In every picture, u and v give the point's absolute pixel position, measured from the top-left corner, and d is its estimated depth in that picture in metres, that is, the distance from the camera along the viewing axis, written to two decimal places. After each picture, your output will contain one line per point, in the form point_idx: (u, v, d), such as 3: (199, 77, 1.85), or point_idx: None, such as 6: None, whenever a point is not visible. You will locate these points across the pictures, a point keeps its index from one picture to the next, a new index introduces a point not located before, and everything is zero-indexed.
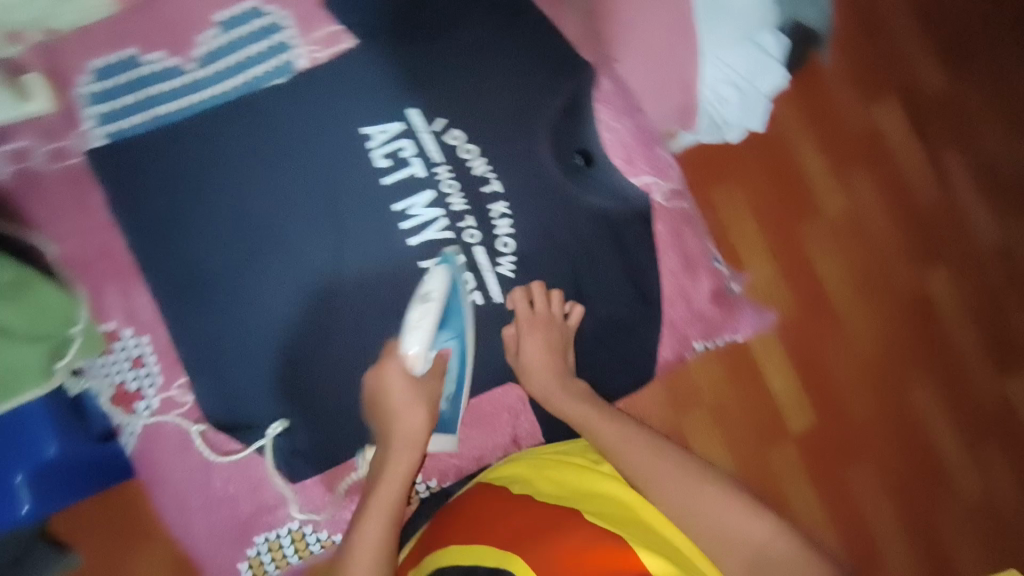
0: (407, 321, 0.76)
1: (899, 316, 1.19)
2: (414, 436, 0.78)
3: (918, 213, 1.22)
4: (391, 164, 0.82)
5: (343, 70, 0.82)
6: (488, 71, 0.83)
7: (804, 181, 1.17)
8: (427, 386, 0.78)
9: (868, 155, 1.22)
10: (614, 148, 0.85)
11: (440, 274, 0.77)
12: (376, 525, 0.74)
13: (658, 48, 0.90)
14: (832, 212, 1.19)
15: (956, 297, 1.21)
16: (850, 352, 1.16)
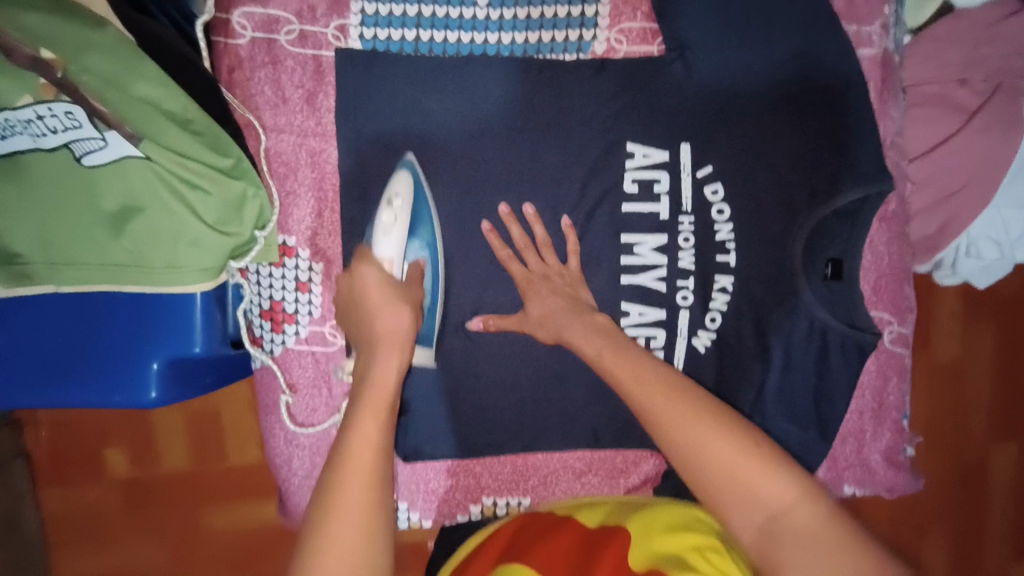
0: (377, 223, 0.67)
1: (954, 467, 1.43)
2: (398, 337, 0.58)
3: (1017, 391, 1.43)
4: (638, 193, 0.74)
5: (638, 72, 0.72)
6: (782, 135, 0.74)
7: (932, 323, 1.39)
8: (405, 288, 0.63)
9: (1002, 317, 1.41)
10: (866, 269, 0.77)
11: (405, 179, 0.69)
12: (372, 425, 0.51)
13: (947, 179, 0.81)
14: (943, 357, 1.40)
15: (1011, 472, 1.44)
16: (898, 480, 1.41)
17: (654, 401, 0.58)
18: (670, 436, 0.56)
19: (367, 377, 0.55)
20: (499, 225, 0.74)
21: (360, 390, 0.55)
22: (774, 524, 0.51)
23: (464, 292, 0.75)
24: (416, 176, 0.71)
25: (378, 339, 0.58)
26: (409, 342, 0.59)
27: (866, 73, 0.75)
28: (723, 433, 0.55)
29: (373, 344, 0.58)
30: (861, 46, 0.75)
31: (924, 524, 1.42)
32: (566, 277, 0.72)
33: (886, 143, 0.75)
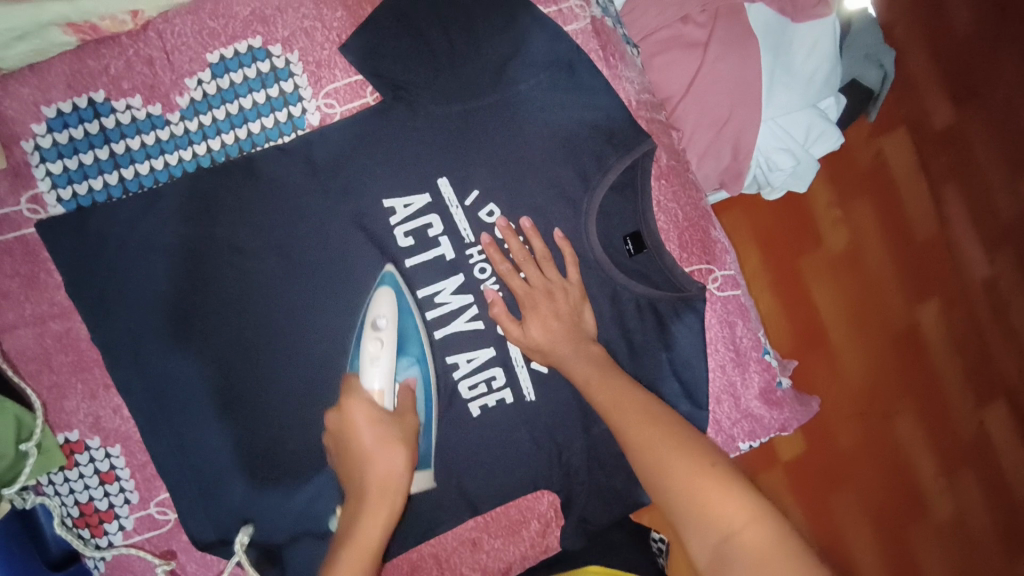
0: (363, 352, 0.67)
1: (890, 342, 1.46)
2: (391, 483, 0.61)
3: (915, 248, 1.49)
4: (416, 244, 0.71)
5: (366, 130, 0.69)
6: (532, 135, 0.72)
7: (813, 219, 1.41)
8: (398, 420, 0.65)
9: (874, 185, 1.46)
10: (666, 230, 0.76)
11: (387, 295, 0.69)
12: (356, 565, 0.57)
13: (711, 113, 0.82)
14: (837, 245, 1.43)
15: (940, 325, 1.49)
16: (844, 378, 1.43)
17: (633, 429, 0.61)
18: (645, 462, 0.59)
19: (356, 525, 0.59)
20: (290, 332, 0.69)
21: (344, 539, 0.59)
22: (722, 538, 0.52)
23: (277, 411, 0.69)
24: (399, 286, 0.70)
25: (372, 486, 0.61)
26: (401, 487, 0.62)
27: (584, 47, 0.74)
28: (688, 458, 0.57)
29: (364, 498, 0.61)
30: (566, 22, 0.74)
31: (885, 406, 1.45)
32: (569, 295, 0.71)
33: (633, 107, 0.75)
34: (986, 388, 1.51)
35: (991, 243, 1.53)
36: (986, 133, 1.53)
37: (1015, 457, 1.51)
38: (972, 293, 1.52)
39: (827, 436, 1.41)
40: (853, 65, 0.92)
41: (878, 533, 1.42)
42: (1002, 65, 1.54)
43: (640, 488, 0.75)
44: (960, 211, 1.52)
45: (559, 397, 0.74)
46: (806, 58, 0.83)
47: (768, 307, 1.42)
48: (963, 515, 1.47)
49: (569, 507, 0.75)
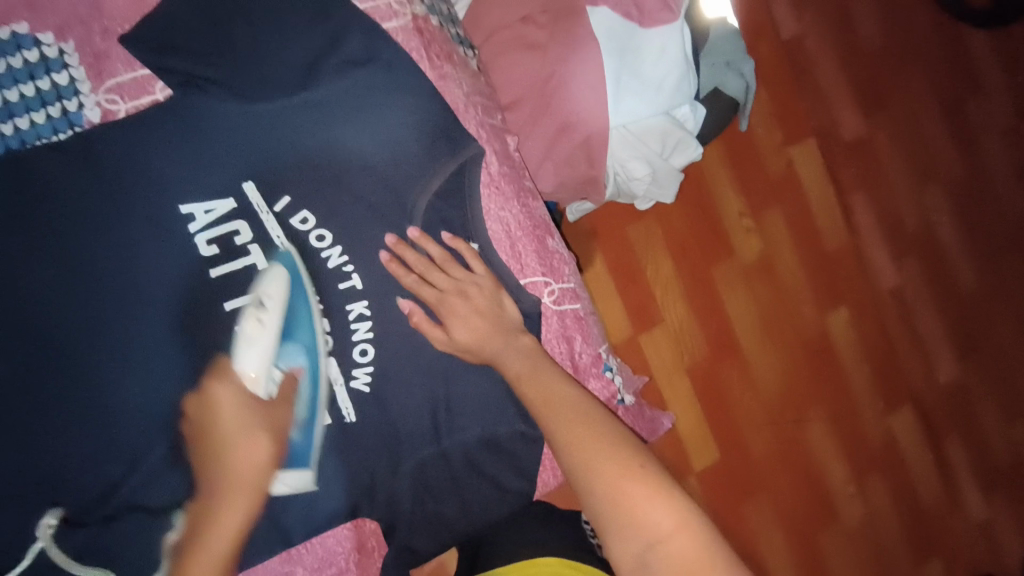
0: (237, 334, 0.64)
1: (802, 351, 1.46)
2: (249, 476, 0.63)
3: (825, 256, 1.50)
4: (221, 254, 0.65)
5: (157, 126, 0.63)
6: (350, 138, 0.67)
7: (721, 228, 1.41)
8: (267, 411, 0.65)
9: (784, 194, 1.46)
10: (498, 240, 0.72)
11: (279, 277, 0.66)
12: (209, 568, 0.62)
13: (557, 117, 0.79)
14: (745, 253, 1.43)
15: (851, 333, 1.50)
16: (756, 386, 1.42)
17: (565, 430, 0.59)
18: (574, 464, 0.57)
19: (211, 519, 0.62)
20: (68, 351, 0.61)
21: (205, 513, 0.62)
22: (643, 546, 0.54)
23: (51, 442, 0.60)
24: (295, 270, 0.66)
25: (235, 480, 0.63)
26: (263, 476, 0.64)
27: (406, 45, 0.70)
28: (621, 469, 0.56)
29: (221, 486, 0.63)
30: (384, 20, 0.69)
31: (797, 414, 1.44)
32: (484, 290, 0.68)
33: (461, 109, 0.71)
34: (895, 395, 1.53)
35: (898, 253, 1.55)
36: (892, 143, 1.56)
37: (924, 463, 1.53)
38: (882, 301, 1.54)
39: (741, 445, 1.39)
40: (715, 74, 0.91)
41: (792, 543, 1.41)
42: (904, 79, 1.57)
43: (471, 516, 0.73)
44: (868, 219, 1.54)
45: (384, 418, 0.69)
46: (655, 65, 0.81)
47: (682, 315, 1.37)
48: (874, 522, 1.47)
49: (392, 531, 0.71)
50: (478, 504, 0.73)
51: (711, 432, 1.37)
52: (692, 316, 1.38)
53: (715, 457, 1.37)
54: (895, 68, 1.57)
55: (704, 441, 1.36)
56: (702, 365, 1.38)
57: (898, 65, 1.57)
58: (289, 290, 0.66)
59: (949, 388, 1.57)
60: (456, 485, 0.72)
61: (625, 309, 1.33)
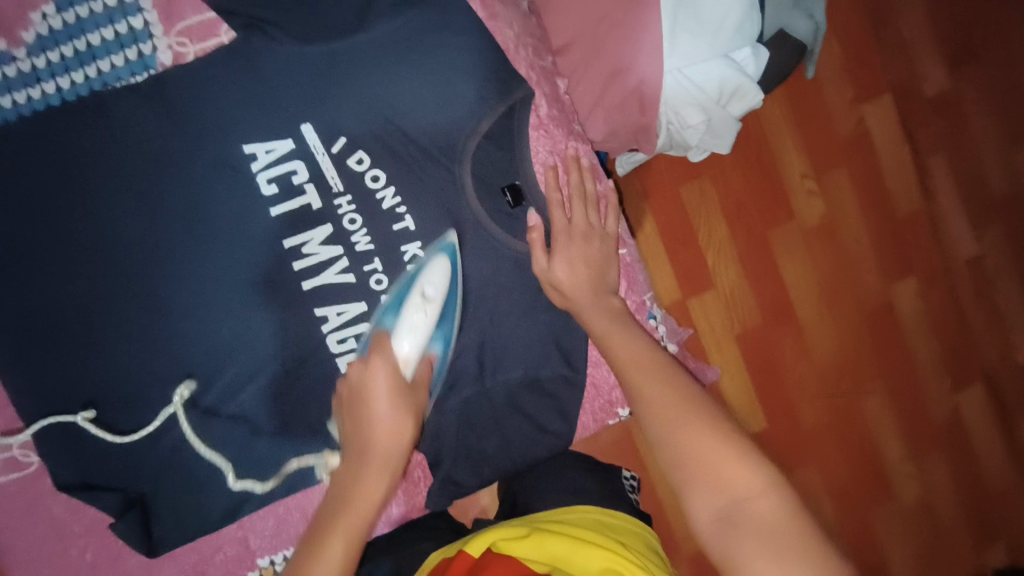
0: (407, 309, 0.67)
1: (863, 320, 1.40)
2: (367, 513, 0.59)
3: (897, 221, 1.41)
4: (280, 193, 0.68)
5: (222, 69, 0.66)
6: (402, 79, 0.68)
7: (783, 189, 1.34)
8: (413, 394, 0.65)
9: (854, 154, 1.38)
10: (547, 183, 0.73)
11: (441, 266, 0.69)
12: (340, 547, 0.56)
13: (609, 63, 0.77)
14: (807, 216, 1.36)
15: (919, 305, 1.42)
16: (811, 354, 1.37)
17: (643, 383, 0.58)
18: (644, 403, 0.57)
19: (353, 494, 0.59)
20: (152, 280, 0.67)
21: (342, 504, 0.59)
22: (721, 500, 0.51)
23: (142, 361, 0.68)
24: (456, 258, 0.70)
25: (373, 455, 0.61)
26: (401, 466, 0.62)
27: None
28: (695, 419, 0.54)
29: (364, 464, 0.61)
30: None
31: (853, 385, 1.39)
32: (601, 243, 0.71)
33: (511, 49, 0.72)
34: (964, 370, 1.44)
35: (982, 221, 1.44)
36: (984, 100, 1.43)
37: (992, 443, 1.45)
38: (958, 271, 1.44)
39: (792, 415, 1.36)
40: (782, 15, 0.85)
41: (842, 517, 1.37)
42: (1001, 29, 1.43)
43: (511, 453, 0.75)
44: (947, 182, 1.44)
45: None
46: (714, 5, 0.77)
47: (734, 280, 1.33)
48: (934, 500, 1.42)
49: (437, 466, 0.74)
50: (519, 446, 0.76)
51: (758, 398, 1.35)
52: (744, 278, 1.34)
53: (763, 424, 1.35)
54: (991, 17, 1.43)
55: (755, 409, 1.34)
56: (755, 330, 1.34)
57: (996, 14, 1.43)
58: (449, 281, 0.69)
59: None
60: (500, 422, 0.74)
61: (674, 273, 1.31)
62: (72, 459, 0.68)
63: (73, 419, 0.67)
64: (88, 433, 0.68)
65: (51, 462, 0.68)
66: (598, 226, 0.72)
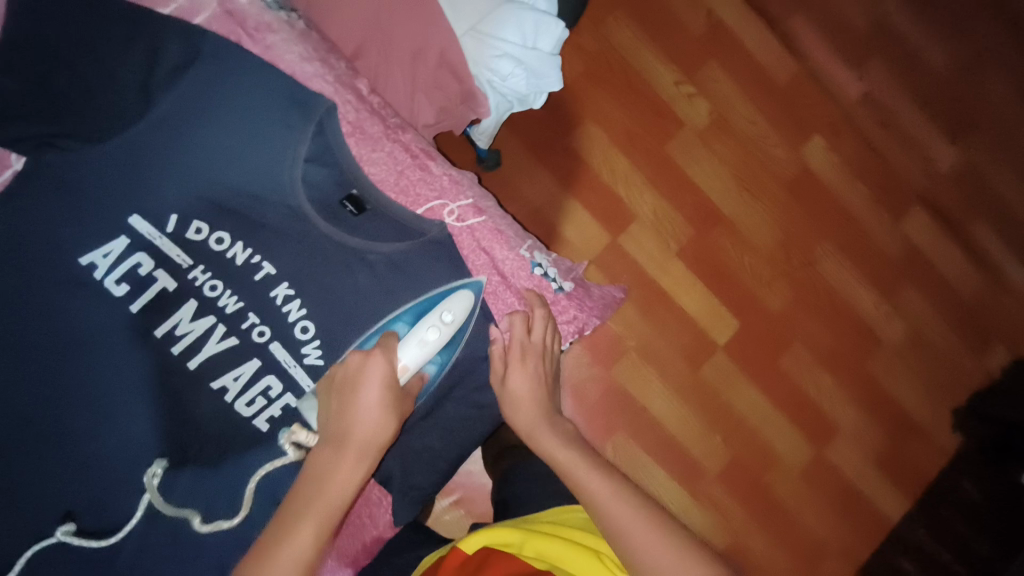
0: (417, 331, 0.67)
1: (785, 191, 1.42)
2: (333, 504, 0.58)
3: (779, 88, 1.43)
4: (132, 289, 0.68)
5: (29, 195, 0.66)
6: (206, 137, 0.69)
7: (658, 101, 1.37)
8: (403, 399, 0.65)
9: (712, 43, 1.40)
10: (381, 179, 0.74)
11: (462, 299, 0.70)
12: (310, 531, 0.55)
13: (406, 47, 0.79)
14: (692, 117, 1.38)
15: (830, 156, 1.44)
16: (750, 242, 1.39)
17: (552, 446, 0.67)
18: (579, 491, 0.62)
19: (329, 478, 0.59)
20: (44, 418, 0.67)
21: (316, 493, 0.58)
22: (622, 538, 0.58)
23: (66, 496, 0.67)
24: (478, 296, 0.73)
25: (353, 442, 0.60)
26: (380, 456, 0.62)
27: (228, 35, 0.70)
28: (601, 478, 0.63)
29: (343, 446, 0.60)
30: (191, 15, 0.69)
31: (801, 254, 1.41)
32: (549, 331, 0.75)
33: (299, 71, 0.72)
34: (898, 201, 1.46)
35: (856, 58, 1.47)
36: None
37: (953, 257, 1.46)
38: (855, 112, 1.46)
39: (755, 304, 1.37)
40: None
41: (837, 379, 1.39)
42: None
43: (461, 442, 0.77)
44: (810, 35, 1.46)
45: None
46: None
47: (653, 203, 1.35)
48: (919, 332, 1.43)
49: (394, 482, 0.75)
50: (465, 431, 0.76)
51: (720, 302, 1.36)
52: (655, 197, 1.35)
53: (733, 324, 1.36)
54: None
55: (716, 312, 1.36)
56: (688, 239, 1.36)
57: None
58: (468, 313, 0.71)
59: (956, 173, 1.48)
60: (436, 416, 0.75)
61: (592, 217, 1.33)
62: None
63: (55, 538, 0.66)
64: (73, 546, 0.66)
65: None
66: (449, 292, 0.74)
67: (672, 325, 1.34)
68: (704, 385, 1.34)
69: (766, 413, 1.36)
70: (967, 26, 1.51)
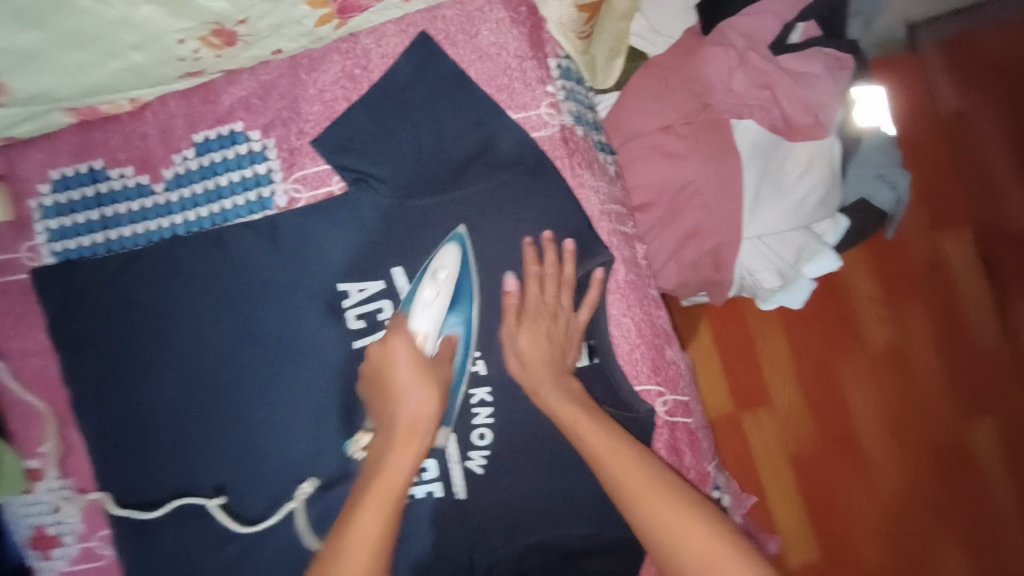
0: (417, 297, 0.66)
1: (935, 461, 1.29)
2: (393, 488, 0.57)
3: (978, 358, 1.31)
4: (365, 327, 0.72)
5: (331, 216, 0.72)
6: (488, 233, 0.72)
7: (852, 317, 1.29)
8: (436, 366, 0.64)
9: (929, 286, 1.31)
10: (618, 341, 0.73)
11: (454, 252, 0.68)
12: (372, 516, 0.55)
13: (689, 224, 0.79)
14: (876, 344, 1.30)
15: (1001, 452, 1.29)
16: (874, 493, 1.27)
17: (634, 490, 0.57)
18: None
19: (382, 461, 0.59)
20: (238, 396, 0.72)
21: (373, 473, 0.58)
22: None
23: (223, 473, 0.72)
24: (465, 248, 0.69)
25: (402, 424, 0.60)
26: (428, 428, 0.61)
27: (551, 154, 0.73)
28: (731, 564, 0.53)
29: (394, 432, 0.60)
30: (533, 128, 0.72)
31: (922, 531, 1.27)
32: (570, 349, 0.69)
33: (596, 216, 0.73)
34: None
35: None
36: None
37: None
38: None
39: (848, 555, 1.26)
40: (867, 183, 0.84)
41: None
42: None
43: None
44: None
45: (490, 504, 0.73)
46: (798, 178, 0.79)
47: (791, 402, 1.27)
48: None
49: None
50: None
51: (812, 534, 1.26)
52: (803, 406, 1.27)
53: (814, 561, 1.25)
54: None
55: (807, 542, 1.26)
56: (813, 458, 1.27)
57: None
58: (460, 262, 0.68)
59: None
60: None
61: (727, 386, 1.27)
62: (160, 550, 0.72)
63: (205, 502, 0.71)
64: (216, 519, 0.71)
65: (137, 548, 0.72)
66: (569, 307, 0.70)
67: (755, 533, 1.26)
68: None
69: None
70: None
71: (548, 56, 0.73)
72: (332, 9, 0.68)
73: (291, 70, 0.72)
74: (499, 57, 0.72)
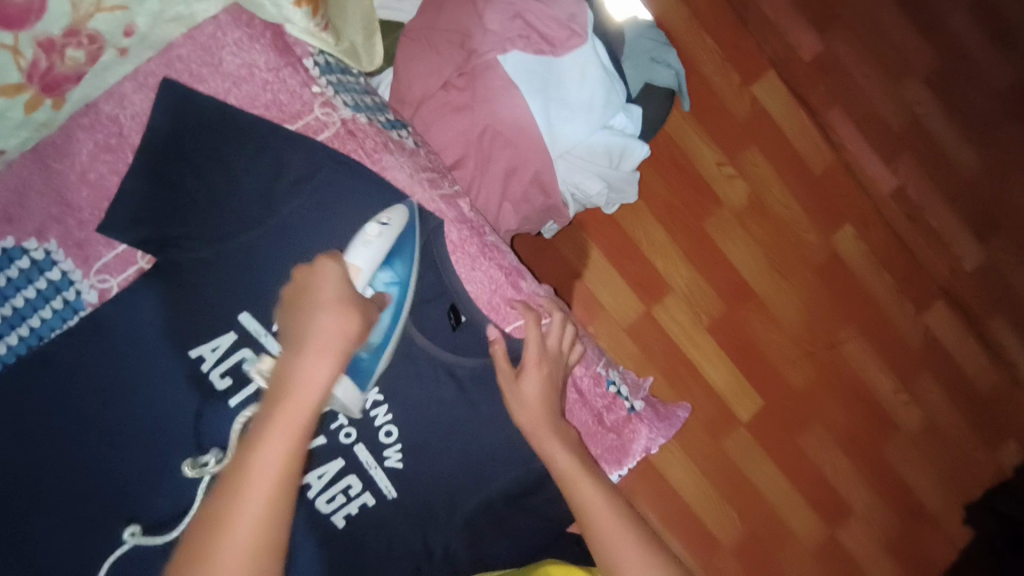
0: (361, 233, 0.69)
1: (816, 277, 1.40)
2: (307, 401, 0.55)
3: (818, 179, 1.42)
4: (234, 383, 0.71)
5: (156, 292, 0.70)
6: (319, 246, 0.73)
7: (707, 187, 1.35)
8: (362, 302, 0.63)
9: (756, 134, 1.39)
10: (478, 292, 0.76)
11: (401, 211, 0.72)
12: (288, 430, 0.52)
13: (501, 165, 0.82)
14: (735, 203, 1.37)
15: (860, 249, 1.42)
16: (778, 326, 1.38)
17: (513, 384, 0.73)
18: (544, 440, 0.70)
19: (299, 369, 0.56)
20: (130, 498, 0.69)
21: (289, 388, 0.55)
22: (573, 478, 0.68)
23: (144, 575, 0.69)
24: (415, 213, 0.73)
25: (315, 338, 0.58)
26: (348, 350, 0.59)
27: (342, 149, 0.73)
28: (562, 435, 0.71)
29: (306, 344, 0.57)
30: (316, 131, 0.72)
31: (828, 338, 1.40)
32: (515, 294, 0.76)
33: (410, 188, 0.74)
34: (923, 295, 1.45)
35: (892, 156, 1.46)
36: (857, 45, 1.45)
37: (969, 352, 1.47)
38: (886, 208, 1.45)
39: (779, 382, 1.37)
40: (642, 74, 0.92)
41: (856, 461, 1.40)
42: None
43: (520, 548, 0.79)
44: (849, 133, 1.44)
45: (422, 488, 0.76)
46: (580, 86, 0.83)
47: (688, 278, 1.34)
48: (936, 422, 1.44)
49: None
50: (525, 534, 0.79)
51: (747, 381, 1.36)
52: (698, 279, 1.34)
53: (755, 402, 1.36)
54: None
55: (744, 393, 1.36)
56: (723, 315, 1.36)
57: None
58: (408, 220, 0.72)
59: (980, 274, 1.48)
60: (503, 525, 0.78)
61: (629, 290, 1.32)
62: None
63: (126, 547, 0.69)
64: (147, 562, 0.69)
65: None
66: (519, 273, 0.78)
67: (694, 399, 1.34)
68: (734, 468, 1.34)
69: (791, 500, 1.36)
70: (1000, 130, 1.49)
71: (301, 57, 0.72)
72: (35, 90, 0.61)
73: (38, 164, 0.68)
74: (253, 76, 0.71)
